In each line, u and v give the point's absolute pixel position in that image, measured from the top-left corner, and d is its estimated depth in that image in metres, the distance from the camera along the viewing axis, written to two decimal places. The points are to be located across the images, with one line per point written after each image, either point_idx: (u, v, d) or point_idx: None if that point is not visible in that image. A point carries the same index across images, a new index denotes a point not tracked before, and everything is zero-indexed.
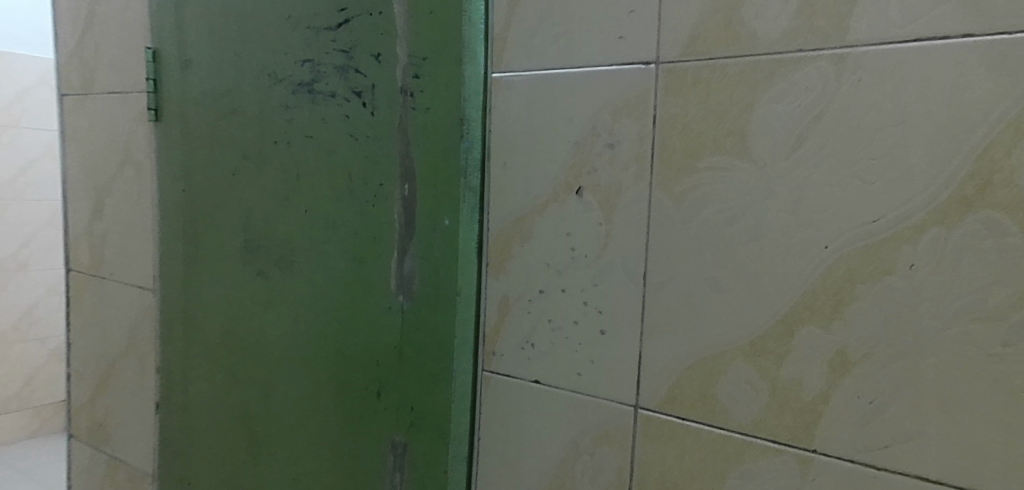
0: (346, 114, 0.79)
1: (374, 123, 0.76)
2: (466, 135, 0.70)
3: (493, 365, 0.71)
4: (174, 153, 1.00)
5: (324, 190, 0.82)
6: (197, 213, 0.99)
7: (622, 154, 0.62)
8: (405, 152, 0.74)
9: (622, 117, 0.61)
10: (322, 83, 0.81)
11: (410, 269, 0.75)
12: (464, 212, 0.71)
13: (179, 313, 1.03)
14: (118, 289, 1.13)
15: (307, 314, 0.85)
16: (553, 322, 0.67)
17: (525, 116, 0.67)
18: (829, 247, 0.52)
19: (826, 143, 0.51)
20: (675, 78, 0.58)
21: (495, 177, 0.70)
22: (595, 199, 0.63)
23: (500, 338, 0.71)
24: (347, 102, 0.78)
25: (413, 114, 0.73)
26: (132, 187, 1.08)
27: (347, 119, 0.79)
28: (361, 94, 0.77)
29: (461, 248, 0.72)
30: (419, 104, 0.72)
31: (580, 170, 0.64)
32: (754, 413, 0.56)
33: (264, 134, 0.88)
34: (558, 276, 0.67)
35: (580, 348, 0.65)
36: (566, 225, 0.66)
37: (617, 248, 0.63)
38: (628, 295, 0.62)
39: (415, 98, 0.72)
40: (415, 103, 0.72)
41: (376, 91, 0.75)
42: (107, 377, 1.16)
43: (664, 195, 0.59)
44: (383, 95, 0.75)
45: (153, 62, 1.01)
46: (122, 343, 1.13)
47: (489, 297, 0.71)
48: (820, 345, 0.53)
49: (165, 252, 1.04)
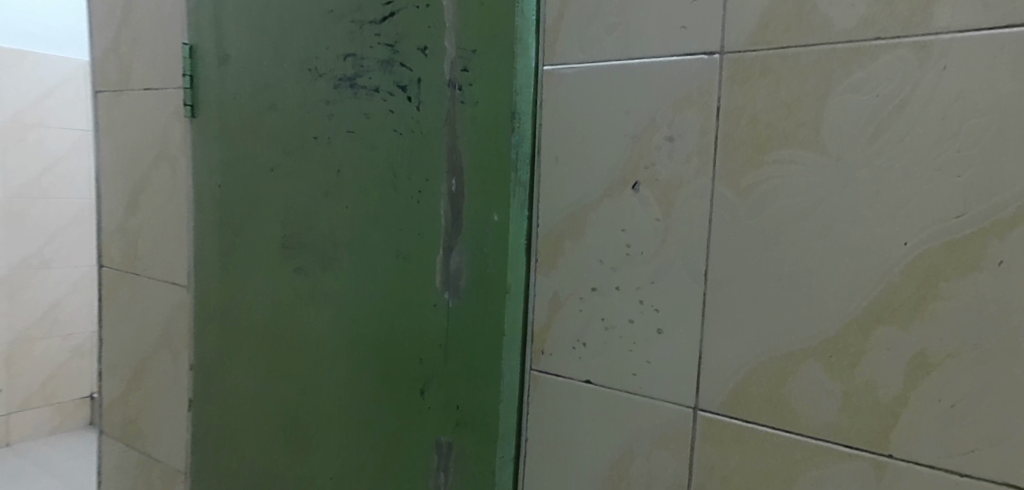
0: (391, 109, 0.77)
1: (420, 117, 0.75)
2: (517, 129, 0.68)
3: (543, 364, 0.70)
4: (212, 149, 1.00)
5: (369, 185, 0.81)
6: (234, 209, 0.98)
7: (683, 148, 0.60)
8: (452, 147, 0.72)
9: (683, 109, 0.60)
10: (366, 78, 0.80)
11: (457, 266, 0.73)
12: (514, 208, 0.69)
13: (215, 310, 1.02)
14: (152, 286, 1.12)
15: (349, 312, 0.84)
16: (607, 321, 0.66)
17: (580, 109, 0.66)
18: (909, 243, 0.50)
19: (906, 135, 0.50)
20: (742, 68, 0.56)
21: (546, 172, 0.69)
22: (653, 194, 0.62)
23: (550, 337, 0.70)
24: (392, 96, 0.77)
25: (461, 108, 0.71)
26: (167, 183, 1.07)
27: (392, 113, 0.77)
28: (406, 88, 0.76)
29: (511, 244, 0.70)
30: (468, 97, 0.71)
31: (637, 164, 0.63)
32: (825, 416, 0.54)
33: (305, 130, 0.87)
34: (612, 273, 0.65)
35: (636, 347, 0.64)
36: (621, 220, 0.64)
37: (676, 244, 0.61)
38: (689, 293, 0.60)
39: (463, 91, 0.71)
40: (463, 96, 0.71)
41: (422, 85, 0.74)
42: (139, 375, 1.16)
43: (728, 190, 0.58)
44: (430, 89, 0.73)
45: (190, 58, 1.01)
46: (155, 339, 1.12)
47: (539, 294, 0.70)
48: (900, 346, 0.51)
49: (201, 248, 1.03)
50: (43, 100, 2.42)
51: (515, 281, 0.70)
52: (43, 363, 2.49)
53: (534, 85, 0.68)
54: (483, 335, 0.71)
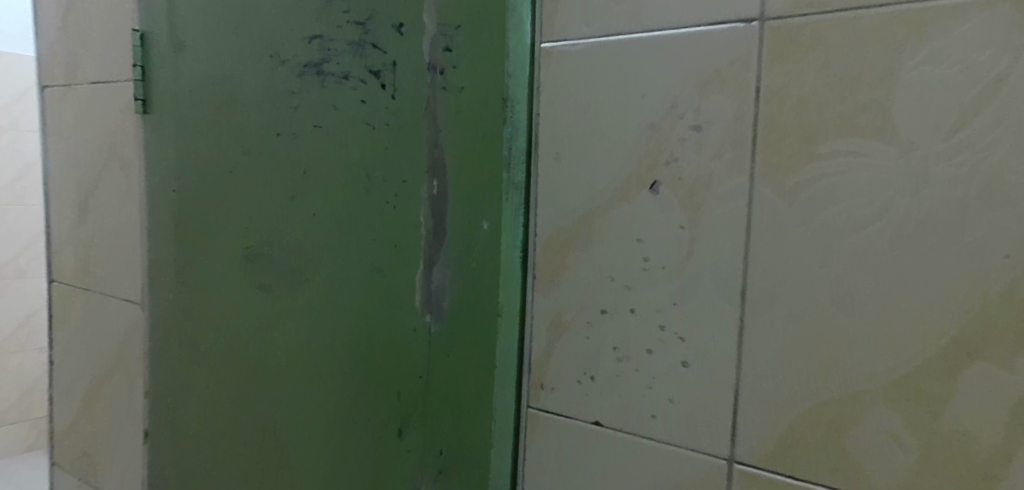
0: (362, 98, 0.66)
1: (396, 107, 0.63)
2: (511, 118, 0.58)
3: (542, 401, 0.59)
4: (165, 148, 0.88)
5: (339, 188, 0.70)
6: (191, 217, 0.87)
7: (714, 139, 0.49)
8: (434, 141, 0.61)
9: (712, 92, 0.49)
10: (333, 63, 0.68)
11: (441, 281, 0.62)
12: (507, 212, 0.59)
13: (171, 330, 0.91)
14: (103, 303, 1.00)
15: (317, 335, 0.72)
16: (619, 350, 0.54)
17: (586, 94, 0.55)
18: (1010, 256, 0.39)
19: (1005, 118, 0.39)
20: (787, 38, 0.45)
21: (545, 171, 0.57)
22: (675, 196, 0.51)
23: (550, 369, 0.58)
24: (363, 83, 0.66)
25: (444, 96, 0.60)
26: (118, 187, 0.96)
27: (364, 103, 0.66)
28: (379, 74, 0.64)
29: (504, 256, 0.59)
30: (451, 83, 0.59)
31: (655, 160, 0.52)
32: (898, 474, 0.44)
33: (268, 125, 0.76)
34: (626, 293, 0.54)
35: (655, 383, 0.53)
36: (636, 229, 0.53)
37: (705, 258, 0.50)
38: (721, 317, 0.49)
39: (445, 75, 0.60)
40: (446, 81, 0.60)
41: (398, 69, 0.63)
42: (91, 402, 1.04)
43: (771, 190, 0.47)
44: (407, 73, 0.62)
45: (140, 46, 0.90)
46: (108, 363, 1.00)
47: (536, 319, 0.59)
48: (998, 387, 0.40)
49: (155, 260, 0.91)
50: (16, 103, 2.31)
51: (508, 299, 0.59)
52: (19, 376, 2.36)
53: (530, 66, 0.57)
54: (472, 362, 0.61)
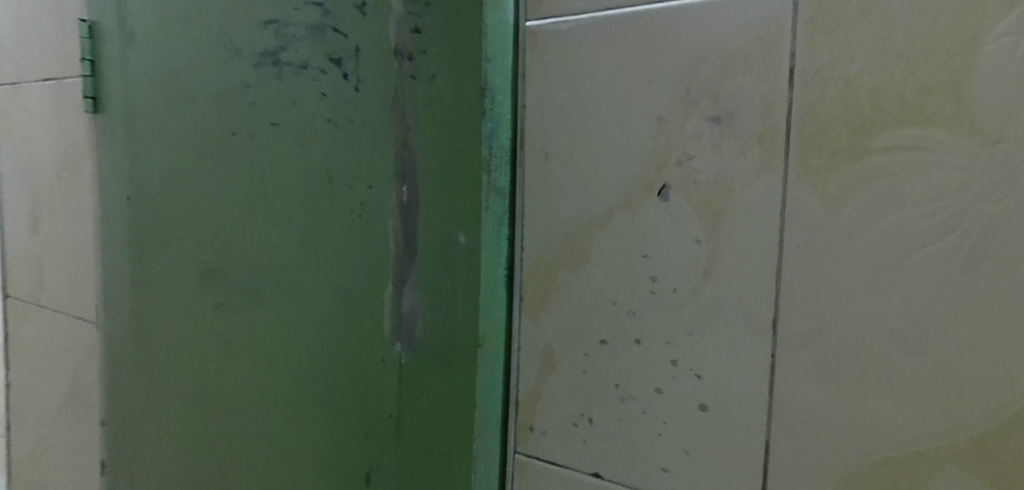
0: (323, 92, 0.55)
1: (363, 102, 0.54)
2: (489, 113, 0.50)
3: (531, 446, 0.50)
4: (116, 151, 0.79)
5: (297, 200, 0.57)
6: (144, 231, 0.77)
7: (737, 133, 0.40)
8: (402, 140, 0.54)
9: (735, 75, 0.40)
10: (291, 50, 0.56)
11: (412, 305, 0.55)
12: (488, 225, 0.51)
13: (123, 354, 0.81)
14: (57, 325, 0.91)
15: (271, 375, 0.60)
16: (623, 389, 0.45)
17: (579, 83, 0.46)
18: None
19: None
20: (829, 6, 0.37)
21: (532, 173, 0.49)
22: (691, 204, 0.42)
23: (541, 408, 0.49)
24: (324, 74, 0.54)
25: (414, 85, 0.53)
26: (71, 195, 0.87)
27: (325, 97, 0.55)
28: (341, 63, 0.54)
29: (484, 273, 0.52)
30: (421, 71, 0.52)
31: (664, 160, 0.42)
32: None
33: (223, 126, 0.65)
34: (629, 321, 0.45)
35: (667, 429, 0.44)
36: (642, 244, 0.44)
37: (727, 279, 0.41)
38: (747, 353, 0.40)
39: (414, 61, 0.52)
40: (415, 69, 0.52)
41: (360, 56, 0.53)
42: (47, 433, 0.95)
43: (810, 196, 0.38)
44: (371, 62, 0.53)
45: (88, 39, 0.80)
46: (63, 391, 0.91)
47: (523, 347, 0.50)
48: None
49: (107, 277, 0.82)
50: None
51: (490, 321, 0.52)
52: None
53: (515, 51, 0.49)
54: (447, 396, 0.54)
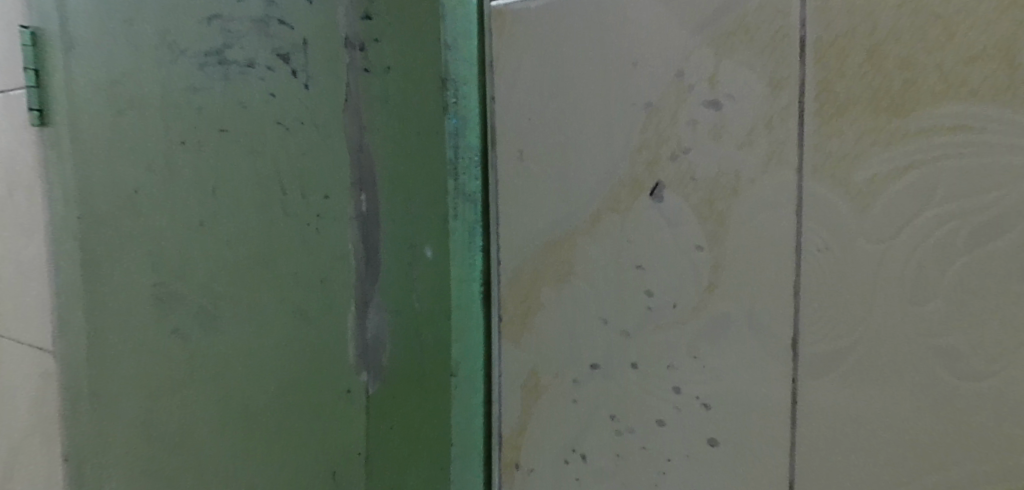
0: (271, 92, 0.47)
1: (312, 103, 0.47)
2: (453, 112, 0.49)
3: (519, 484, 0.44)
4: (62, 168, 0.72)
5: (252, 221, 0.49)
6: (95, 255, 0.70)
7: (740, 120, 0.33)
8: (358, 145, 0.48)
9: (737, 50, 0.33)
10: (234, 48, 0.47)
11: (378, 327, 0.49)
12: (455, 235, 0.50)
13: (80, 387, 0.74)
14: (14, 358, 0.84)
15: (232, 432, 0.51)
16: (618, 421, 0.39)
17: (553, 68, 0.40)
18: None
19: None
20: None
21: (506, 175, 0.42)
22: (690, 205, 0.35)
23: (528, 442, 0.43)
24: (270, 72, 0.47)
25: (369, 81, 0.48)
26: (20, 215, 0.80)
27: (274, 99, 0.47)
28: (289, 59, 0.47)
29: (453, 284, 0.50)
30: (376, 64, 0.48)
31: (656, 153, 0.36)
32: None
33: (152, 134, 0.50)
34: (623, 342, 0.38)
35: (672, 467, 0.38)
36: (634, 253, 0.37)
37: (734, 292, 0.35)
38: (762, 377, 0.34)
39: (366, 52, 0.47)
40: (369, 62, 0.48)
41: (310, 55, 0.47)
42: (7, 475, 0.88)
43: (830, 190, 0.32)
44: (323, 59, 0.47)
45: (31, 47, 0.72)
46: (23, 429, 0.84)
47: (505, 374, 0.44)
48: None
49: (61, 303, 0.75)
50: None
51: (466, 335, 0.48)
52: None
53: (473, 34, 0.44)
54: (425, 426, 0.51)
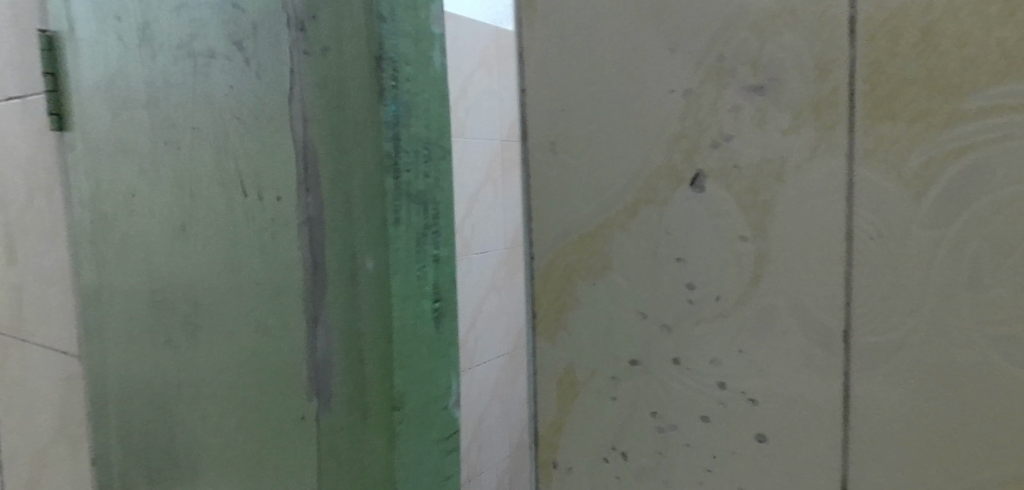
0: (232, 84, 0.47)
1: (259, 97, 0.46)
2: (392, 95, 0.39)
3: (556, 483, 0.43)
4: (80, 172, 0.71)
5: (225, 215, 0.51)
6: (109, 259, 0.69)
7: (785, 104, 0.32)
8: (304, 142, 0.44)
9: (780, 33, 0.32)
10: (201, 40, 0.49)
11: (328, 345, 0.45)
12: (400, 241, 0.41)
13: (107, 392, 0.73)
14: (37, 368, 0.83)
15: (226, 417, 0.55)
16: (660, 418, 0.38)
17: (584, 56, 0.38)
18: None
19: None
20: None
21: (536, 168, 0.41)
22: (732, 193, 0.34)
23: (565, 440, 0.42)
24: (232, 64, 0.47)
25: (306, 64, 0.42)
26: (42, 223, 0.79)
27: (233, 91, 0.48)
28: (243, 45, 0.46)
29: (395, 302, 0.41)
30: (312, 44, 0.42)
31: (695, 141, 0.35)
32: None
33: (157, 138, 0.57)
34: (663, 337, 0.37)
35: (717, 464, 0.37)
36: (673, 245, 0.36)
37: (781, 283, 0.33)
38: (812, 371, 0.33)
39: (306, 31, 0.42)
40: (307, 44, 0.42)
41: (259, 40, 0.45)
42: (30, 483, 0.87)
43: (883, 174, 0.30)
44: (268, 43, 0.44)
45: (49, 51, 0.72)
46: (47, 437, 0.84)
47: (539, 371, 0.43)
48: None
49: (84, 308, 0.74)
50: None
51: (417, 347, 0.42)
52: None
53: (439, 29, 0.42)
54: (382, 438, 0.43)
